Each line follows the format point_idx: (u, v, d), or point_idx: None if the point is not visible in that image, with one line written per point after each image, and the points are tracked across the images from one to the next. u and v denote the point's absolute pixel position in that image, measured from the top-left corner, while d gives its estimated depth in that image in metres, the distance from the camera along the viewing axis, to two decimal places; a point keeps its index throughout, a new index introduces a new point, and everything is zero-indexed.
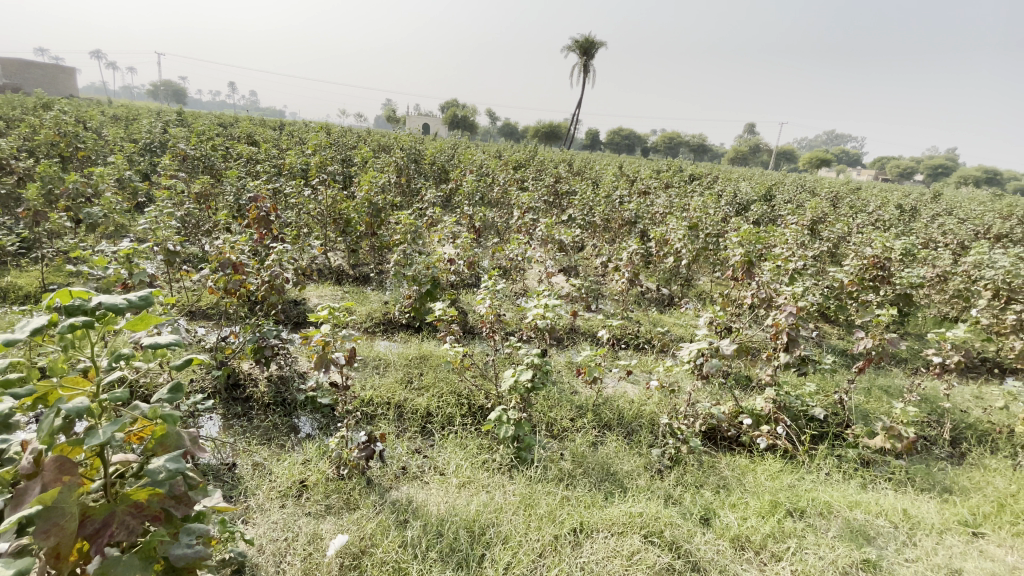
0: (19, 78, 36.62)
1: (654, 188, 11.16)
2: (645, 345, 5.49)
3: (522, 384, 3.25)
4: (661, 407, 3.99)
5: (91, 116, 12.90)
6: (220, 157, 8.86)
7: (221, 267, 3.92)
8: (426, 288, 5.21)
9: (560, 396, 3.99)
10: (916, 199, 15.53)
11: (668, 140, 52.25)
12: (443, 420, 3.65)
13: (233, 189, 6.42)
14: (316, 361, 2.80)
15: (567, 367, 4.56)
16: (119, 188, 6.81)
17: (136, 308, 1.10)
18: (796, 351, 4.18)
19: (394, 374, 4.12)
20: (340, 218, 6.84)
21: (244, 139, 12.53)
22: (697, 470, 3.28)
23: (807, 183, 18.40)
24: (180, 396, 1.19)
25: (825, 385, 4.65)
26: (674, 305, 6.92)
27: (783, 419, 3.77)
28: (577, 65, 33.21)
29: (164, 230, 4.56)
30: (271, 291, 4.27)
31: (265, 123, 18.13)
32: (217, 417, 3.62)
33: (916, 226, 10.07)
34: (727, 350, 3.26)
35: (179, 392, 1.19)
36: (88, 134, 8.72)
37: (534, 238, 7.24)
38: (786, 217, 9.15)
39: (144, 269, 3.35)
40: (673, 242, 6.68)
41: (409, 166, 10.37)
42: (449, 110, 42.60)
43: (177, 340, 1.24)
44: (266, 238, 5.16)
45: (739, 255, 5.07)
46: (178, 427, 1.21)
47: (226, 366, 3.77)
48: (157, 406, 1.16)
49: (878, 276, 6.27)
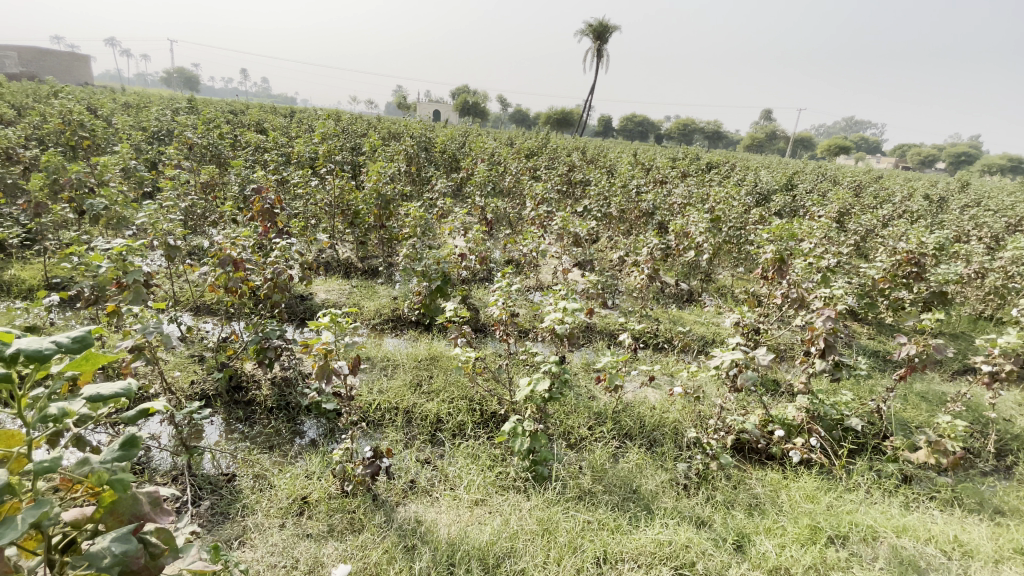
0: (32, 64, 36.80)
1: (671, 177, 10.78)
2: (665, 345, 5.25)
3: (539, 394, 3.03)
4: (685, 415, 3.77)
5: (102, 102, 12.78)
6: (228, 146, 8.67)
7: (221, 264, 3.70)
8: (436, 284, 4.98)
9: (577, 402, 3.78)
10: (942, 188, 14.93)
11: (682, 126, 51.27)
12: (454, 428, 3.45)
13: (239, 179, 6.23)
14: (318, 372, 2.59)
15: (584, 369, 4.33)
16: (124, 178, 6.66)
17: (66, 351, 1.02)
18: (833, 357, 3.87)
19: (403, 376, 3.93)
20: (349, 210, 6.66)
21: (252, 127, 12.34)
22: (727, 488, 3.06)
23: (828, 172, 17.77)
24: (132, 453, 1.07)
25: (859, 391, 4.37)
26: (694, 301, 6.65)
27: (818, 430, 3.52)
28: (590, 50, 32.52)
29: (164, 224, 4.38)
30: (275, 289, 4.08)
31: (274, 109, 17.95)
32: (219, 422, 3.48)
33: (946, 219, 9.62)
34: (765, 361, 3.00)
35: (131, 447, 1.07)
36: (94, 121, 8.58)
37: (549, 231, 6.97)
38: (811, 208, 8.75)
39: (140, 268, 3.17)
40: (695, 236, 6.38)
41: (419, 154, 10.09)
42: (460, 96, 42.14)
43: (126, 390, 1.15)
44: (272, 231, 4.96)
45: (770, 253, 4.77)
46: (130, 491, 1.10)
47: (227, 368, 3.62)
48: (105, 468, 1.05)
49: (912, 272, 5.92)
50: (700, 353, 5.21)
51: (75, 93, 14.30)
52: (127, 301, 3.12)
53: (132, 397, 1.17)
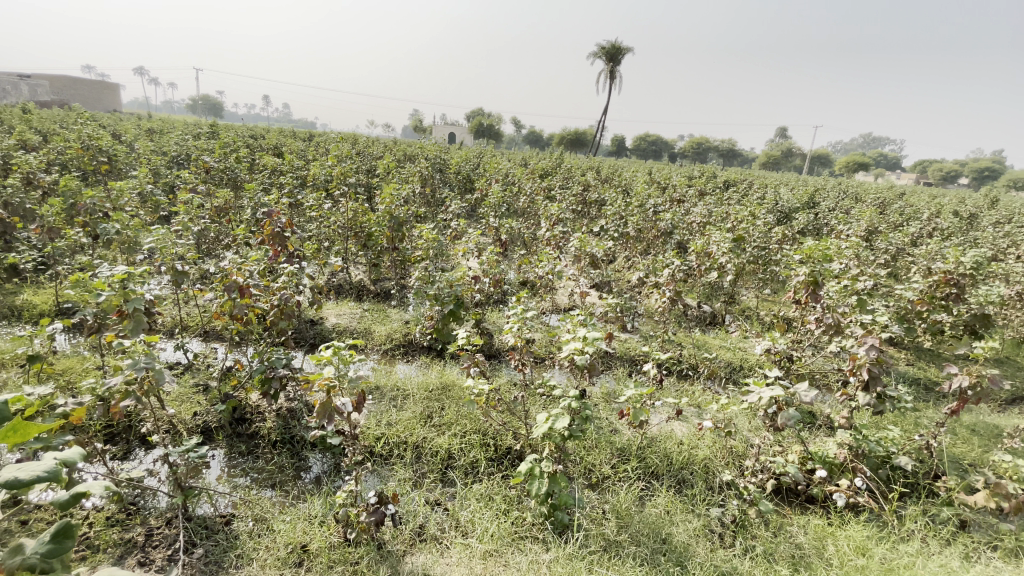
0: (66, 95, 38.54)
1: (689, 196, 10.55)
2: (688, 372, 4.98)
3: (558, 432, 2.78)
4: (716, 452, 3.49)
5: (128, 129, 13.19)
6: (244, 169, 8.75)
7: (226, 291, 3.57)
8: (448, 308, 4.78)
9: (597, 436, 3.53)
10: (971, 204, 14.40)
11: (695, 145, 51.36)
12: (466, 466, 3.24)
13: (251, 202, 6.21)
14: (319, 411, 2.39)
15: (604, 400, 4.07)
16: (142, 203, 6.70)
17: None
18: (878, 389, 3.51)
19: (413, 408, 3.73)
20: (361, 232, 6.57)
21: (270, 151, 12.54)
22: (767, 539, 2.76)
23: (850, 189, 17.40)
24: (64, 544, 1.05)
25: (904, 425, 4.01)
26: (717, 324, 6.38)
27: (863, 470, 3.21)
28: (603, 72, 32.87)
29: (173, 249, 4.30)
30: (281, 315, 3.93)
31: (293, 134, 18.34)
32: (221, 457, 3.32)
33: (980, 236, 9.20)
34: (807, 397, 2.72)
35: (63, 539, 1.04)
36: (116, 147, 8.76)
37: (565, 252, 6.78)
38: (837, 227, 8.42)
39: (141, 296, 3.07)
40: (717, 257, 6.13)
41: (434, 176, 10.06)
42: (474, 119, 42.80)
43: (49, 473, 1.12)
44: (282, 256, 4.86)
45: (803, 275, 4.47)
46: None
47: (230, 400, 3.47)
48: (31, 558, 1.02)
49: (953, 293, 5.56)
50: (727, 381, 4.91)
51: (102, 120, 14.74)
52: (127, 330, 3.02)
53: (54, 480, 1.12)
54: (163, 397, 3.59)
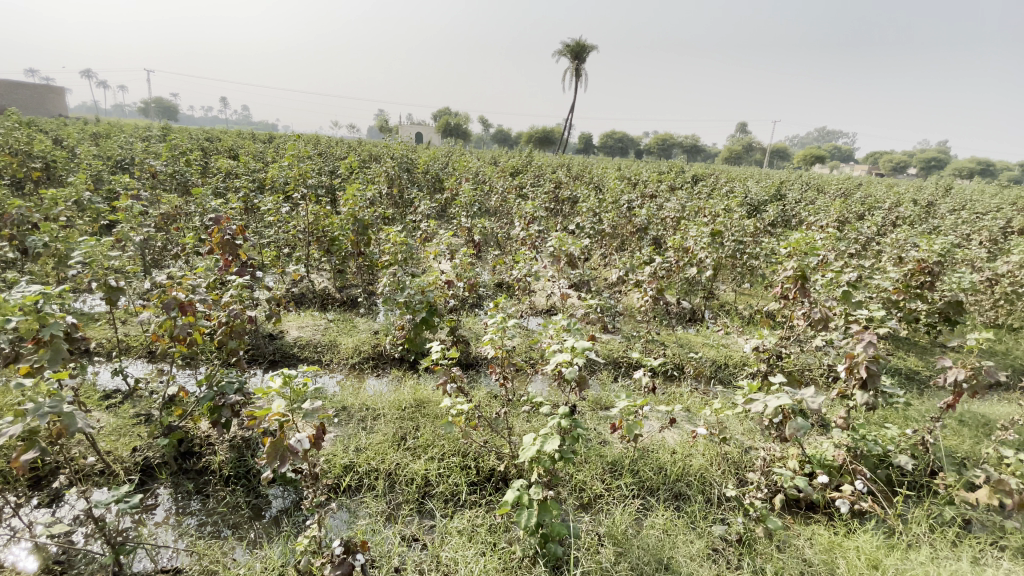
0: (2, 98, 35.97)
1: (661, 191, 10.50)
2: (674, 373, 4.81)
3: (547, 455, 2.48)
4: (711, 460, 3.30)
5: (69, 134, 12.29)
6: (197, 173, 8.16)
7: (163, 309, 3.07)
8: (421, 316, 4.43)
9: (586, 452, 3.29)
10: (925, 193, 14.95)
11: (661, 141, 52.27)
12: (446, 493, 2.94)
13: (201, 208, 5.69)
14: (269, 452, 2.00)
15: (592, 410, 3.84)
16: (78, 212, 6.10)
17: None
18: (875, 387, 3.33)
19: (384, 429, 3.40)
20: (324, 237, 6.14)
21: (225, 154, 11.85)
22: (776, 558, 2.57)
23: (812, 180, 17.79)
24: None
25: (896, 419, 3.91)
26: (698, 321, 6.26)
27: (863, 473, 3.06)
28: (570, 70, 32.79)
29: (107, 263, 3.82)
30: (230, 334, 3.52)
31: (252, 136, 17.52)
32: (165, 498, 2.92)
33: (940, 224, 9.44)
34: (815, 406, 2.52)
35: None
36: (51, 153, 8.01)
37: (542, 253, 6.49)
38: (808, 218, 8.46)
39: (61, 321, 2.57)
40: (696, 252, 6.00)
41: (402, 175, 9.65)
42: (442, 119, 42.28)
43: None
44: (234, 266, 4.38)
45: (790, 269, 4.30)
46: None
47: (174, 433, 3.07)
48: None
49: (927, 282, 5.58)
50: (715, 382, 4.75)
51: (40, 124, 13.67)
52: (42, 361, 2.53)
53: None
54: (95, 431, 3.15)
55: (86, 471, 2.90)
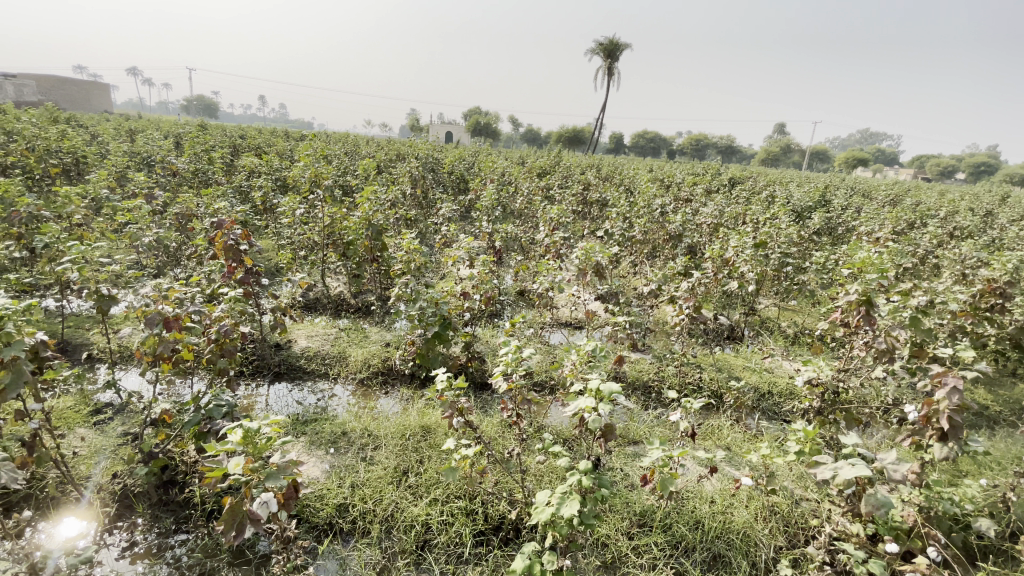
0: (56, 95, 37.64)
1: (696, 195, 9.88)
2: (711, 401, 4.32)
3: (565, 518, 2.08)
4: (756, 515, 2.84)
5: (107, 131, 12.50)
6: (219, 171, 8.03)
7: (146, 324, 2.78)
8: (433, 330, 4.07)
9: (611, 500, 2.87)
10: (984, 201, 13.80)
11: (695, 142, 50.83)
12: (447, 544, 2.59)
13: (214, 208, 5.47)
14: (225, 518, 1.71)
15: (617, 446, 3.41)
16: (96, 210, 6.00)
17: None
18: (960, 440, 2.77)
19: (384, 462, 3.07)
20: (338, 240, 5.86)
21: (253, 152, 11.83)
22: None
23: (859, 185, 16.71)
24: None
25: (973, 471, 3.36)
26: (737, 339, 5.71)
27: (939, 540, 2.53)
28: (602, 68, 32.13)
29: (102, 269, 3.59)
30: (221, 352, 3.25)
31: (284, 134, 17.62)
32: (142, 534, 2.65)
33: (1006, 236, 8.56)
34: None
35: None
36: (79, 150, 8.02)
37: (567, 261, 6.05)
38: (860, 228, 7.74)
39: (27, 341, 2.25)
40: (737, 265, 5.44)
41: (426, 175, 9.35)
42: (473, 117, 41.93)
43: None
44: (239, 273, 4.03)
45: (852, 290, 3.75)
46: None
47: (155, 461, 2.80)
48: None
49: (1000, 304, 4.92)
50: (758, 414, 4.23)
51: (82, 120, 14.01)
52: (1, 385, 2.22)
53: None
54: (75, 455, 2.90)
55: (62, 499, 2.67)
